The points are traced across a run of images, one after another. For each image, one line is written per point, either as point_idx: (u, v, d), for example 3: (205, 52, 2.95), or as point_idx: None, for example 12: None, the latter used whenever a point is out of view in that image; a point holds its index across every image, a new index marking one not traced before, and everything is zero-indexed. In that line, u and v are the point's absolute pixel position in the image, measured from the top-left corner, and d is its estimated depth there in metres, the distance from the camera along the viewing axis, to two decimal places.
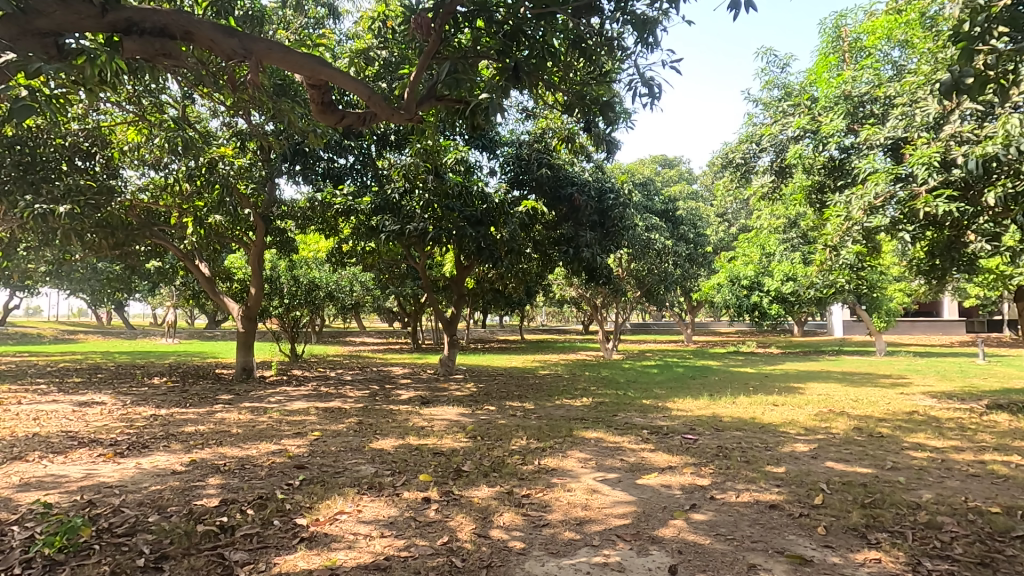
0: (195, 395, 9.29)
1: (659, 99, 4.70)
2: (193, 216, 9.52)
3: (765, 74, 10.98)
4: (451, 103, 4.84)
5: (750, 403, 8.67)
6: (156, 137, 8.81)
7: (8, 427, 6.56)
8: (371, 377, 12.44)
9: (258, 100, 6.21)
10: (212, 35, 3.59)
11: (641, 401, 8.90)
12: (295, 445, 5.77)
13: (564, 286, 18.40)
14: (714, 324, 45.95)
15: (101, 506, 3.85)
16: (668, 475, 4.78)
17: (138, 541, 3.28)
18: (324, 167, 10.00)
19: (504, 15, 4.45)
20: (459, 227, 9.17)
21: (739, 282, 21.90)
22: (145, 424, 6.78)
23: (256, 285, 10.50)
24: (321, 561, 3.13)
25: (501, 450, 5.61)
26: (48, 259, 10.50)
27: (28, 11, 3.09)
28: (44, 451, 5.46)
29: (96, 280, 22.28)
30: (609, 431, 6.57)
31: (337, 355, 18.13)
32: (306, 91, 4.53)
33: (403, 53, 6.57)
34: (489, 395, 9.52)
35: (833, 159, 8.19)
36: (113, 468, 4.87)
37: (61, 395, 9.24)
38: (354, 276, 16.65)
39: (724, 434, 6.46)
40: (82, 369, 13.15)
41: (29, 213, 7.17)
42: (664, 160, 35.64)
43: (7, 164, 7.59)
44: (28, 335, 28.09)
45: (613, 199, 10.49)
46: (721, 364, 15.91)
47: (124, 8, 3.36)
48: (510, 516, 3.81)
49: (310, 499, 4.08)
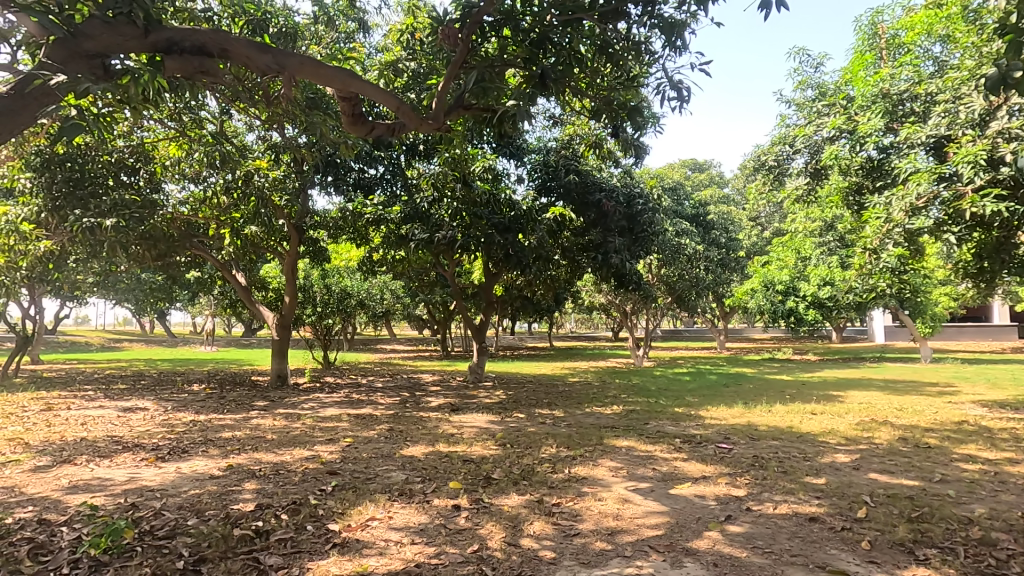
0: (232, 401, 9.50)
1: (689, 103, 4.53)
2: (230, 227, 9.61)
3: (798, 75, 10.83)
4: (480, 112, 4.84)
5: (787, 412, 8.45)
6: (196, 151, 9.17)
7: (60, 431, 6.86)
8: (402, 384, 12.60)
9: (292, 113, 6.28)
10: (248, 51, 3.75)
11: (674, 410, 8.72)
12: (328, 451, 5.86)
13: (593, 293, 18.34)
14: (748, 331, 45.11)
15: (144, 509, 3.98)
16: (703, 485, 4.67)
17: (179, 544, 3.36)
18: (354, 177, 10.19)
19: (531, 22, 4.51)
20: (487, 235, 9.34)
21: (774, 287, 20.89)
22: (185, 430, 6.99)
23: (290, 294, 10.77)
24: (353, 566, 3.16)
25: (531, 458, 5.59)
26: (96, 271, 10.99)
27: (78, 35, 3.23)
28: (92, 454, 5.68)
29: (142, 290, 23.31)
30: (641, 439, 6.48)
31: (394, 355, 22.86)
32: (337, 103, 4.64)
33: (432, 65, 6.73)
34: (517, 402, 9.55)
35: (871, 160, 7.91)
36: (156, 471, 5.04)
37: (107, 401, 9.59)
38: (384, 285, 17.16)
39: (761, 443, 6.25)
40: (127, 377, 13.58)
41: (79, 227, 7.66)
42: (695, 163, 35.37)
43: (58, 181, 8.16)
44: (77, 343, 29.37)
45: (642, 204, 10.49)
46: (752, 371, 15.69)
47: (166, 29, 3.51)
48: (541, 525, 3.78)
49: (343, 504, 4.13)
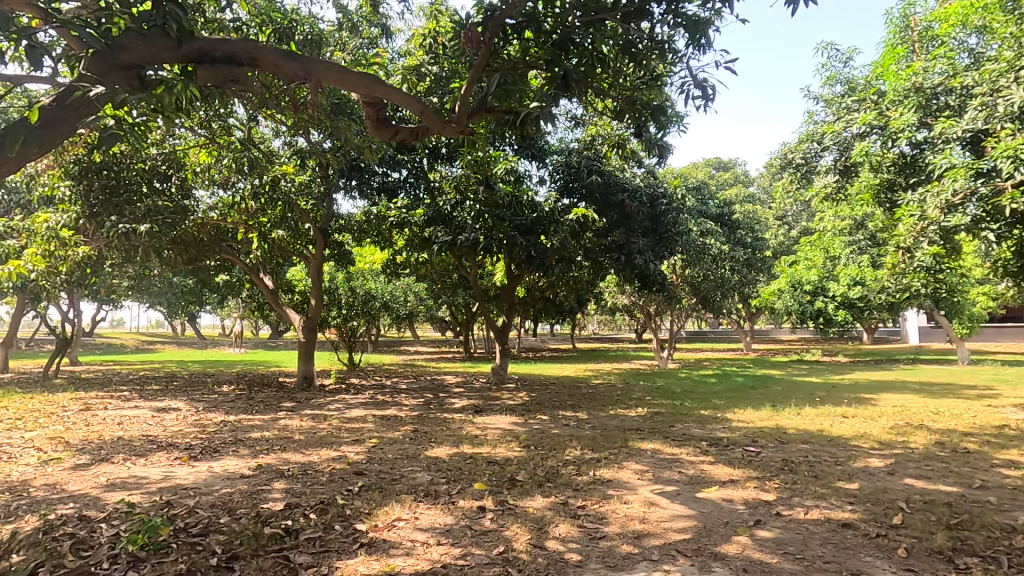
0: (261, 402, 9.70)
1: (714, 101, 4.44)
2: (259, 232, 9.84)
3: (826, 70, 10.60)
4: (502, 114, 4.79)
5: (817, 415, 8.25)
6: (225, 157, 9.33)
7: (97, 431, 7.08)
8: (425, 385, 12.69)
9: (318, 119, 6.39)
10: (276, 59, 3.83)
11: (700, 412, 8.59)
12: (354, 452, 5.92)
13: (616, 294, 18.25)
14: (775, 333, 44.26)
15: (179, 506, 4.08)
16: (731, 489, 4.60)
17: (212, 541, 3.44)
18: (378, 181, 10.35)
19: (552, 24, 4.51)
20: (509, 236, 9.34)
21: (802, 287, 20.02)
22: (215, 430, 7.15)
23: (316, 297, 10.94)
24: (381, 566, 3.19)
25: (555, 460, 5.57)
26: (131, 275, 11.34)
27: (115, 48, 3.34)
28: (128, 453, 5.86)
29: (174, 294, 23.95)
30: (666, 442, 6.40)
31: (420, 355, 24.12)
32: (362, 108, 4.71)
33: (455, 68, 6.77)
34: (541, 404, 9.54)
35: (904, 156, 7.69)
36: (189, 470, 5.17)
37: (142, 401, 9.87)
38: (407, 287, 17.32)
39: (790, 447, 6.12)
40: (160, 378, 13.96)
41: (115, 232, 7.93)
42: (719, 162, 34.91)
43: (96, 189, 8.49)
44: (112, 346, 30.30)
45: (666, 204, 10.39)
46: (780, 373, 15.38)
47: (198, 40, 3.61)
48: (566, 527, 3.76)
49: (369, 505, 4.18)
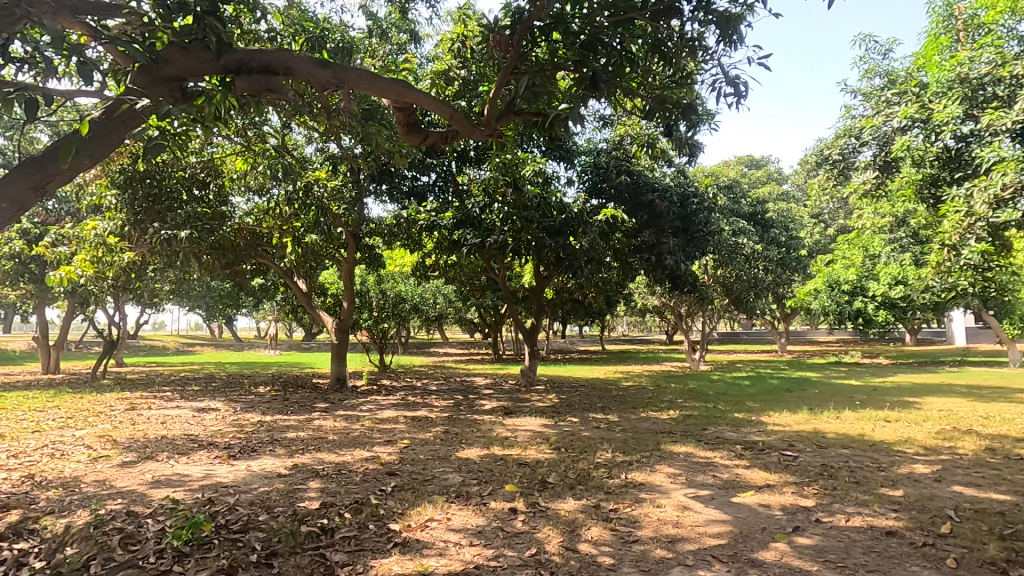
0: (295, 403, 9.93)
1: (747, 98, 4.30)
2: (293, 237, 9.86)
3: (864, 63, 10.29)
4: (530, 116, 4.81)
5: (857, 419, 7.99)
6: (259, 165, 9.42)
7: (142, 430, 7.36)
8: (455, 387, 12.77)
9: (350, 125, 6.51)
10: (310, 68, 3.92)
11: (733, 415, 8.42)
12: (387, 453, 6.01)
13: (646, 295, 18.07)
14: (811, 334, 43.10)
15: (219, 504, 4.21)
16: (767, 494, 4.49)
17: (252, 538, 3.54)
18: (408, 185, 10.47)
19: (580, 24, 4.47)
20: (538, 239, 9.37)
21: (839, 287, 19.58)
22: (253, 430, 7.35)
23: (348, 300, 11.14)
24: (415, 565, 3.23)
25: (586, 462, 5.53)
26: (173, 280, 11.75)
27: (158, 61, 3.46)
28: (172, 452, 6.07)
29: (213, 298, 24.71)
30: (700, 445, 6.30)
31: (449, 355, 25.63)
32: (393, 114, 4.78)
33: (483, 72, 6.82)
34: (571, 406, 9.49)
35: (949, 150, 7.38)
36: (229, 469, 5.33)
37: (183, 401, 10.21)
38: (436, 289, 17.49)
39: (829, 451, 5.95)
40: (200, 379, 14.41)
41: (157, 239, 8.39)
42: (751, 159, 34.28)
43: (140, 197, 8.89)
44: (155, 348, 31.44)
45: (697, 204, 10.27)
46: (818, 375, 14.95)
47: (236, 51, 3.72)
48: (598, 530, 3.74)
49: (403, 505, 4.23)
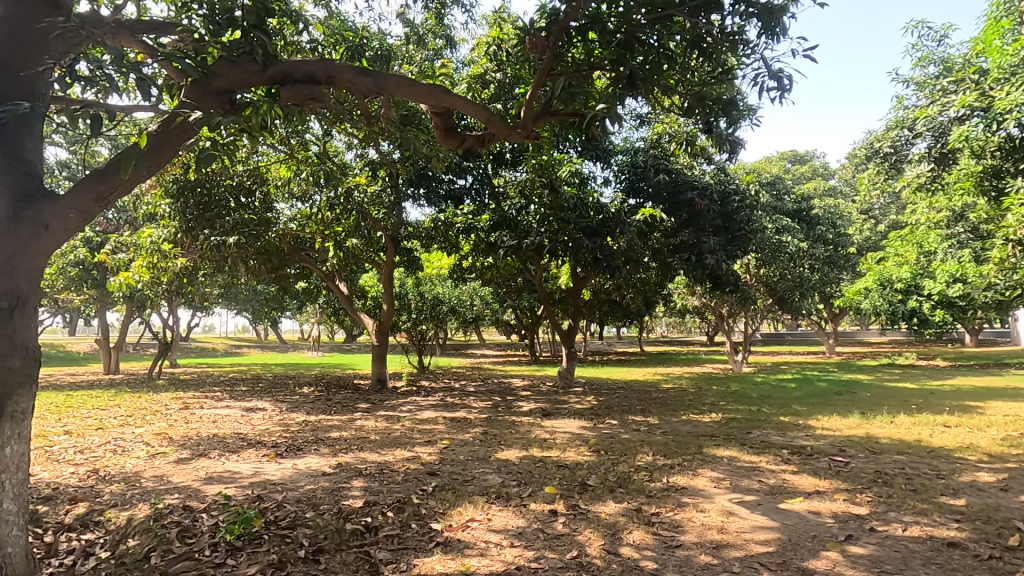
0: (338, 403, 10.17)
1: (791, 92, 4.12)
2: (334, 241, 10.30)
3: (917, 51, 9.83)
4: (567, 117, 4.78)
5: (914, 424, 7.61)
6: (301, 172, 9.62)
7: (196, 428, 7.68)
8: (493, 388, 12.83)
9: (389, 131, 6.64)
10: (351, 76, 4.02)
11: (779, 419, 8.16)
12: (427, 453, 6.10)
13: (686, 296, 17.74)
14: (861, 335, 41.38)
15: (268, 500, 4.36)
16: (817, 501, 4.34)
17: (299, 534, 3.64)
18: (445, 188, 10.36)
19: (616, 23, 4.42)
20: (576, 240, 9.23)
21: (892, 286, 18.62)
22: (298, 429, 7.57)
23: (387, 302, 11.35)
24: (457, 565, 3.26)
25: (626, 465, 5.47)
26: (222, 284, 12.23)
27: (210, 75, 3.61)
28: (223, 449, 6.32)
29: (259, 301, 25.58)
30: (744, 449, 6.13)
31: (485, 355, 26.62)
32: (431, 118, 4.83)
33: (518, 74, 6.84)
34: (609, 408, 9.39)
35: (1012, 139, 6.97)
36: (276, 467, 5.51)
37: (233, 401, 10.61)
38: (473, 292, 17.63)
39: (883, 458, 5.69)
40: (248, 379, 14.94)
41: (208, 244, 8.80)
42: (795, 155, 33.27)
43: (191, 206, 9.31)
44: (206, 349, 32.81)
45: (738, 202, 10.01)
46: (869, 377, 14.33)
47: (282, 62, 3.84)
48: (640, 534, 3.69)
49: (443, 505, 4.28)
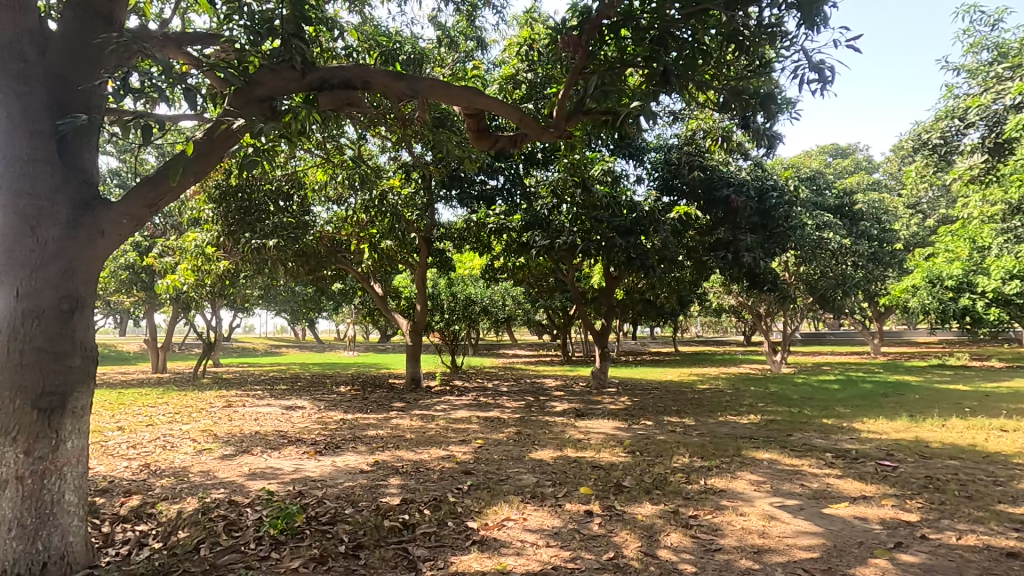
0: (374, 402, 10.35)
1: (834, 84, 3.98)
2: (370, 243, 10.56)
3: (968, 37, 9.38)
4: (599, 116, 4.71)
5: (967, 427, 7.26)
6: (338, 175, 9.76)
7: (239, 425, 7.94)
8: (526, 388, 12.83)
9: (422, 133, 6.72)
10: (386, 81, 4.10)
11: (822, 421, 7.91)
12: (462, 451, 6.15)
13: (722, 294, 17.39)
14: (909, 334, 39.72)
15: (309, 496, 4.47)
16: (864, 506, 4.19)
17: (339, 530, 3.73)
18: (478, 189, 10.42)
19: (650, 19, 4.37)
20: (608, 238, 9.28)
21: (942, 282, 17.82)
22: (336, 428, 7.74)
23: (420, 303, 11.49)
24: (493, 564, 3.28)
25: (663, 467, 5.40)
26: (262, 286, 12.61)
27: (251, 84, 3.73)
28: (265, 446, 6.52)
29: (298, 302, 26.27)
30: (785, 452, 5.97)
31: (517, 355, 26.74)
32: (464, 120, 4.87)
33: (550, 73, 6.83)
34: (644, 409, 9.28)
35: None
36: (316, 464, 5.65)
37: (273, 399, 10.93)
38: (505, 292, 17.67)
39: (934, 463, 5.45)
40: (287, 378, 15.36)
41: (249, 247, 9.17)
42: (837, 148, 32.24)
43: (233, 210, 9.64)
44: (248, 349, 33.86)
45: (776, 198, 9.73)
46: (918, 379, 13.74)
47: (320, 69, 3.94)
48: (678, 537, 3.64)
49: (479, 504, 4.30)
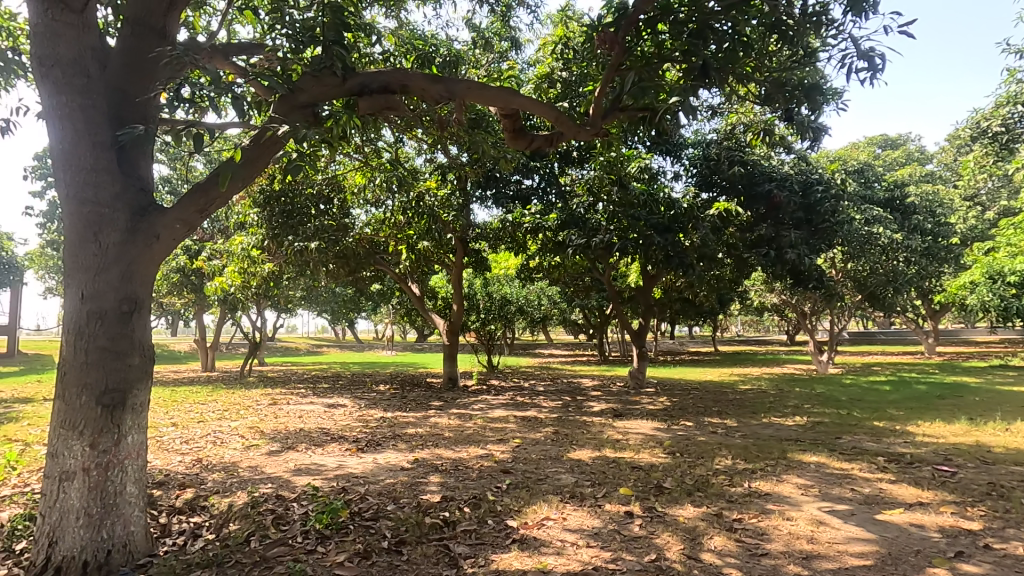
0: (412, 401, 10.51)
1: (884, 72, 3.82)
2: (407, 244, 10.71)
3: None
4: (635, 112, 4.68)
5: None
6: (376, 178, 9.89)
7: (283, 422, 8.19)
8: (562, 388, 12.78)
9: (458, 135, 6.78)
10: (424, 83, 4.16)
11: (873, 424, 7.59)
12: (500, 450, 6.18)
13: (764, 293, 16.92)
14: (967, 334, 37.69)
15: (352, 492, 4.58)
16: (921, 513, 4.00)
17: (382, 526, 3.80)
18: (514, 189, 10.53)
19: (687, 13, 4.31)
20: (646, 236, 9.05)
21: (1004, 278, 16.64)
22: (376, 426, 7.89)
23: (457, 302, 11.60)
24: (533, 563, 3.28)
25: (704, 468, 5.29)
26: (304, 287, 12.97)
27: (295, 91, 3.84)
28: (308, 443, 6.70)
29: (338, 303, 26.88)
30: (833, 455, 5.76)
31: (554, 354, 26.65)
32: (500, 121, 4.89)
33: (585, 71, 6.79)
34: (684, 409, 9.11)
35: None
36: (358, 461, 5.78)
37: (316, 398, 11.23)
38: (540, 291, 17.64)
39: (997, 469, 5.16)
40: (329, 377, 15.75)
41: (292, 250, 9.56)
42: (885, 139, 30.91)
43: (277, 214, 9.96)
44: (291, 349, 34.84)
45: (822, 192, 9.41)
46: (978, 380, 13.03)
47: (360, 75, 4.02)
48: (722, 540, 3.56)
49: (518, 502, 4.32)
